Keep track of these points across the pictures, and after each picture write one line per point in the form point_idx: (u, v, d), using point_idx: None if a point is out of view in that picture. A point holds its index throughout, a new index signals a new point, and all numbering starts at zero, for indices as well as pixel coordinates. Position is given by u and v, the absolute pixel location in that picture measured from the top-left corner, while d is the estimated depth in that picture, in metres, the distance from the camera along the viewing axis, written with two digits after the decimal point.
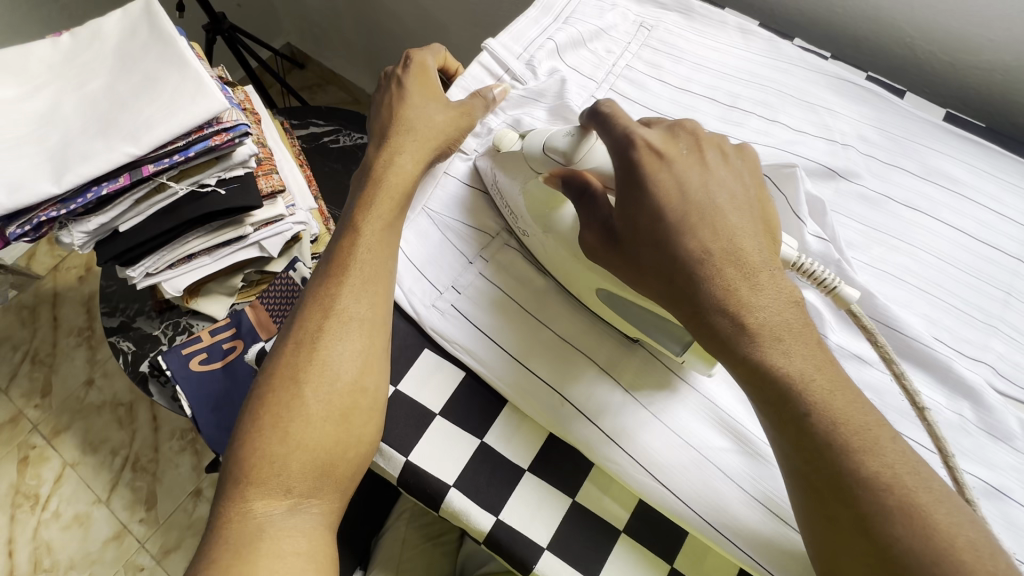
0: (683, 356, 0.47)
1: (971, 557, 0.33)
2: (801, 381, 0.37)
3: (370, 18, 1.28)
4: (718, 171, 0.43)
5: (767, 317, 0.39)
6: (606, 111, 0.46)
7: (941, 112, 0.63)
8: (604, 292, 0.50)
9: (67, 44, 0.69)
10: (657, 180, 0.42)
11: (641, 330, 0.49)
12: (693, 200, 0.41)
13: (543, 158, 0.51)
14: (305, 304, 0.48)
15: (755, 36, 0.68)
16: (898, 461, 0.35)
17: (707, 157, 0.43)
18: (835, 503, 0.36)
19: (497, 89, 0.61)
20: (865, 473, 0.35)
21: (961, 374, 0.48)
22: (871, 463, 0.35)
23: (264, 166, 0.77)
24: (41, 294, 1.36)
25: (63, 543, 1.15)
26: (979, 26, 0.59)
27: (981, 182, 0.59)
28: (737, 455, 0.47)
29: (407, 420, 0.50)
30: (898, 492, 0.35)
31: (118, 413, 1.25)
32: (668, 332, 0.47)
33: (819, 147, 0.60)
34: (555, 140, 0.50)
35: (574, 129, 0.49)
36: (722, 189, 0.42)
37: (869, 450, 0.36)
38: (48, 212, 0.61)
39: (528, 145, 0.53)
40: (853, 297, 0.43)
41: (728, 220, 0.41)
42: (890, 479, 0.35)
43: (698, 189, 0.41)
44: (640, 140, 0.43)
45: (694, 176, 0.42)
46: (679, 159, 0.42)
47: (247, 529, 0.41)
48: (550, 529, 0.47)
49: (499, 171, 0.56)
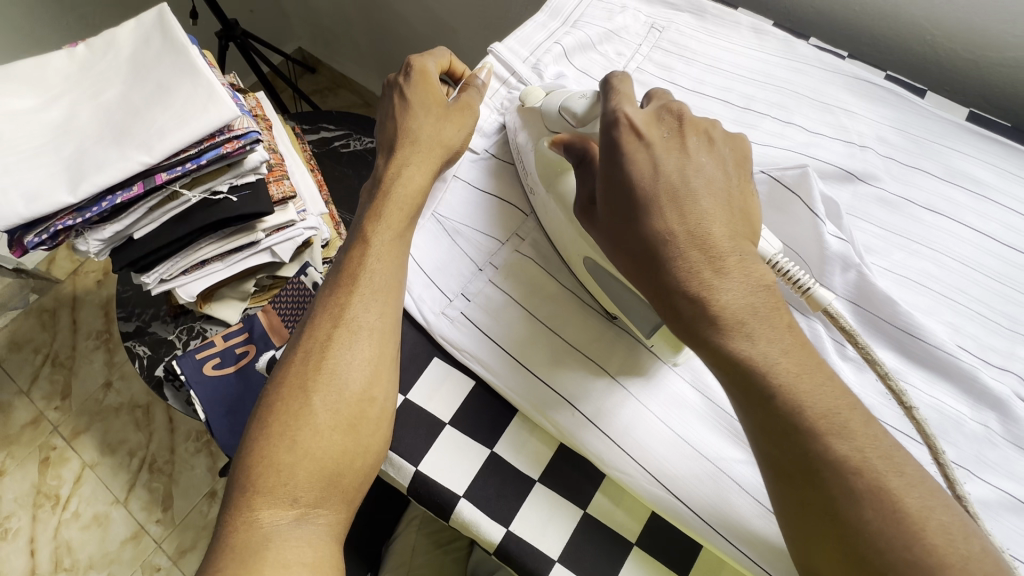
0: (651, 339, 0.48)
1: (943, 541, 0.32)
2: (764, 364, 0.36)
3: (381, 22, 1.29)
4: (698, 156, 0.42)
5: (729, 301, 0.38)
6: (614, 84, 0.46)
7: (965, 111, 0.62)
8: (590, 261, 0.50)
9: (83, 55, 0.70)
10: (632, 158, 0.41)
11: (621, 308, 0.49)
12: (665, 181, 0.40)
13: (557, 118, 0.51)
14: (316, 313, 0.48)
15: (769, 36, 0.67)
16: (867, 445, 0.34)
17: (688, 143, 0.42)
18: (805, 486, 0.35)
19: (482, 71, 0.63)
20: (833, 455, 0.34)
21: (986, 384, 0.47)
22: (840, 446, 0.34)
23: (274, 171, 0.78)
24: (61, 297, 1.38)
25: (83, 542, 1.17)
26: (1004, 22, 0.57)
27: (1010, 185, 0.57)
28: (752, 467, 0.46)
29: (417, 428, 0.49)
30: (867, 475, 0.34)
31: (136, 415, 1.27)
32: (640, 314, 0.47)
33: (837, 149, 0.58)
34: (571, 103, 0.50)
35: (590, 93, 0.50)
36: (699, 175, 0.41)
37: (838, 432, 0.35)
38: (64, 220, 0.62)
39: (547, 104, 0.52)
40: (828, 298, 0.42)
41: (700, 203, 0.40)
42: (859, 463, 0.34)
43: (673, 172, 0.41)
44: (623, 119, 0.43)
45: (677, 157, 0.41)
46: (659, 143, 0.42)
47: (253, 538, 0.41)
48: (561, 541, 0.46)
49: (522, 127, 0.56)
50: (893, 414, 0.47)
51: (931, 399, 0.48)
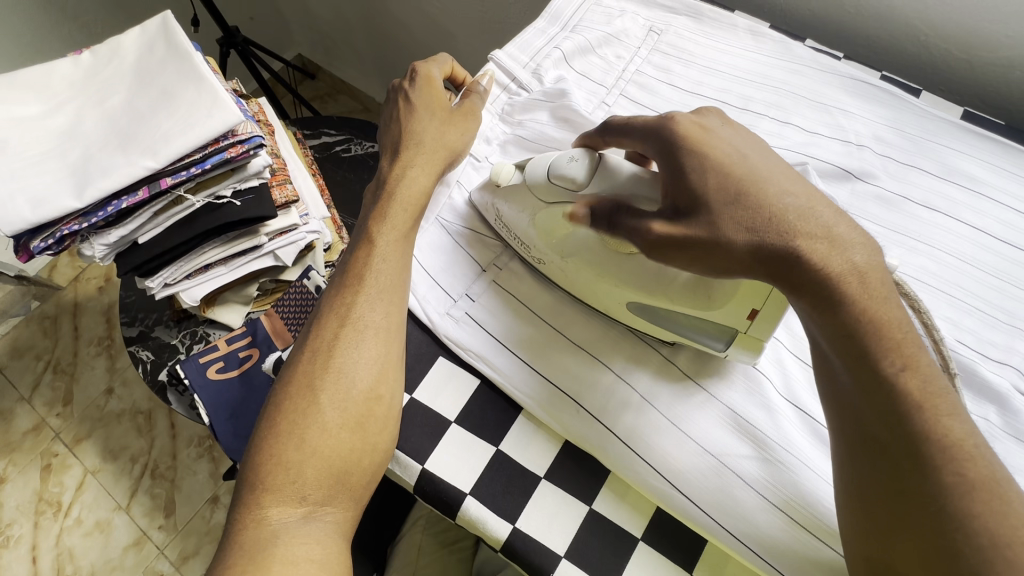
0: (728, 351, 0.47)
1: None
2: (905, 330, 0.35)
3: (380, 29, 1.30)
4: (756, 137, 0.44)
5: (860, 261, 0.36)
6: (619, 122, 0.48)
7: (959, 110, 0.62)
8: (635, 305, 0.49)
9: (88, 61, 0.71)
10: (713, 143, 0.41)
11: (677, 333, 0.49)
12: (755, 158, 0.41)
13: (552, 187, 0.50)
14: (322, 313, 0.49)
15: (766, 37, 0.68)
16: (976, 432, 0.33)
17: (741, 128, 0.44)
18: (910, 471, 0.33)
19: (484, 78, 0.64)
20: (948, 439, 0.33)
21: (986, 377, 0.48)
22: (954, 428, 0.33)
23: (276, 176, 0.78)
24: (62, 304, 1.38)
25: (85, 549, 1.16)
26: (998, 23, 0.58)
27: (1003, 182, 0.57)
28: (756, 461, 0.46)
29: (422, 428, 0.50)
30: (979, 465, 0.32)
31: (137, 422, 1.27)
32: (704, 330, 0.47)
33: (834, 148, 0.59)
34: (559, 168, 0.49)
35: (574, 153, 0.49)
36: (770, 151, 0.42)
37: (951, 414, 0.33)
38: (70, 225, 0.63)
39: (529, 176, 0.51)
40: None
41: (791, 173, 0.40)
42: (971, 450, 0.33)
43: (751, 150, 0.42)
44: (682, 117, 0.43)
45: (739, 141, 0.42)
46: (723, 129, 0.43)
47: (262, 536, 0.41)
48: (567, 537, 0.47)
49: (500, 203, 0.55)
50: None
51: None
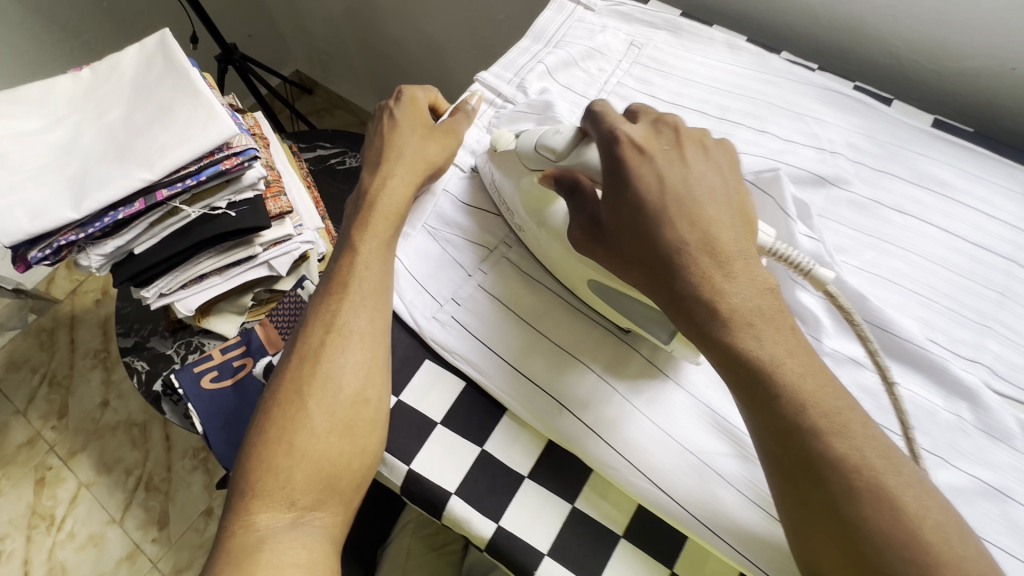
0: (670, 345, 0.48)
1: (939, 539, 0.32)
2: (772, 365, 0.36)
3: (375, 45, 1.33)
4: (698, 165, 0.42)
5: (741, 302, 0.37)
6: (599, 110, 0.46)
7: (930, 118, 0.65)
8: (594, 283, 0.50)
9: (87, 78, 0.73)
10: (636, 172, 0.41)
11: (631, 320, 0.49)
12: (673, 192, 0.40)
13: (536, 155, 0.51)
14: (309, 321, 0.50)
15: (742, 51, 0.70)
16: (866, 444, 0.34)
17: (687, 152, 0.43)
18: (805, 481, 0.35)
19: (473, 97, 0.66)
20: (831, 454, 0.34)
21: (956, 375, 0.49)
22: (839, 446, 0.34)
23: (271, 188, 0.80)
24: (59, 317, 1.39)
25: (77, 563, 1.16)
26: (963, 34, 0.60)
27: (973, 186, 0.59)
28: (735, 460, 0.47)
29: (409, 430, 0.51)
30: (866, 474, 0.33)
31: (133, 433, 1.27)
32: (658, 321, 0.48)
33: (808, 155, 0.62)
34: (545, 139, 0.50)
35: (566, 129, 0.50)
36: (702, 182, 0.41)
37: (838, 431, 0.34)
38: (67, 236, 0.64)
39: (521, 145, 0.53)
40: (829, 277, 0.42)
41: (705, 211, 0.40)
42: (858, 461, 0.34)
43: (676, 181, 0.41)
44: (623, 136, 0.43)
45: (670, 172, 0.41)
46: (659, 155, 0.42)
47: (250, 541, 0.42)
48: (550, 534, 0.47)
49: (496, 170, 0.57)
50: (874, 407, 0.49)
51: (910, 391, 0.49)
